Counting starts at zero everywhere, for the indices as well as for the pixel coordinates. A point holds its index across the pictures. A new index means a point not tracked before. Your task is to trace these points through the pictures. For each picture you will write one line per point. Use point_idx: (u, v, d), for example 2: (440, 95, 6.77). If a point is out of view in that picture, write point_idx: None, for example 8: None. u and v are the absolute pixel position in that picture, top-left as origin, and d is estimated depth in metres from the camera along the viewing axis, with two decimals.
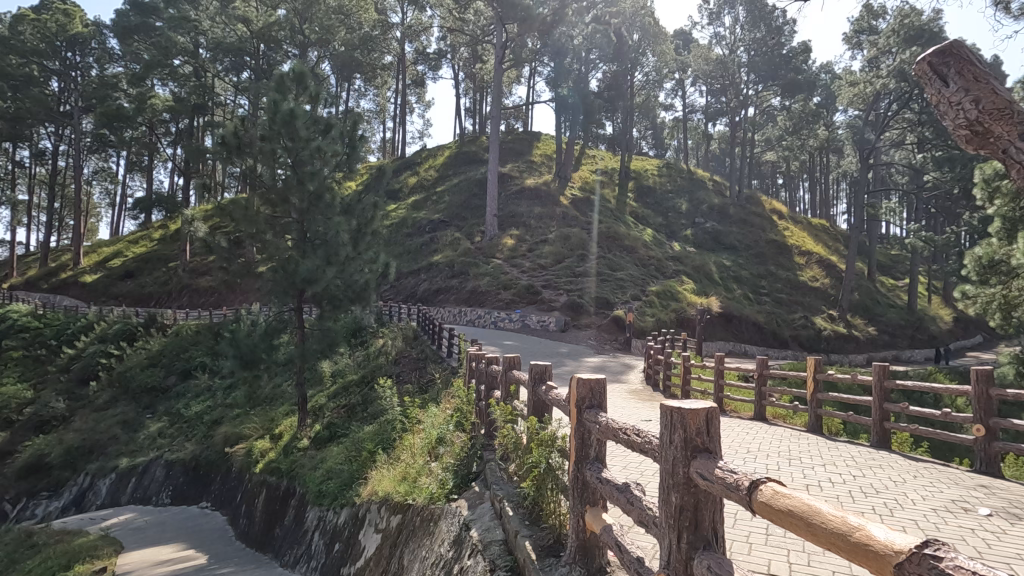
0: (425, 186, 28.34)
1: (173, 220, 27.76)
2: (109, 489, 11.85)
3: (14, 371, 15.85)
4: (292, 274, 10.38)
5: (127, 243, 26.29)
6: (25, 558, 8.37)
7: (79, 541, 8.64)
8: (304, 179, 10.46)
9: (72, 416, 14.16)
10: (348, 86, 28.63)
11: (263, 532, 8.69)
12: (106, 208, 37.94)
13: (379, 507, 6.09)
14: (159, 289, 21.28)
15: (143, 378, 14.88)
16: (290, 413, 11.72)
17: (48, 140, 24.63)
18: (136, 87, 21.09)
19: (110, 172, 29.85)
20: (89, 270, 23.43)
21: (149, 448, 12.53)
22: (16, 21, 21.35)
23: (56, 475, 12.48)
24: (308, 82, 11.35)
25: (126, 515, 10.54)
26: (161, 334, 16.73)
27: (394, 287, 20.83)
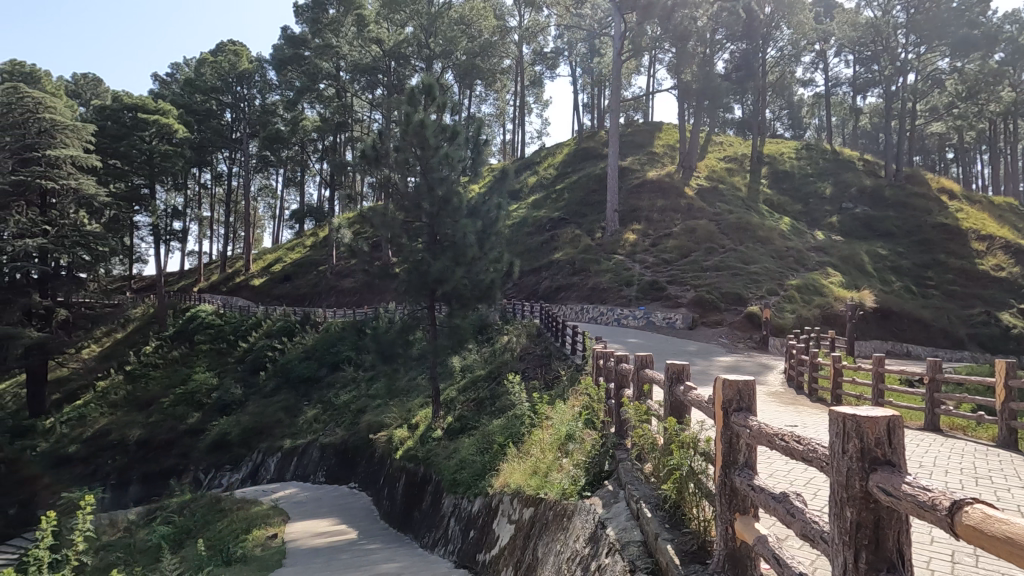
0: (545, 185, 28.67)
1: (322, 228, 30.99)
2: (277, 466, 13.61)
3: (203, 361, 18.72)
4: (425, 274, 11.07)
5: (286, 250, 29.82)
6: (215, 520, 9.86)
7: (255, 510, 9.99)
8: (434, 184, 11.09)
9: (247, 401, 16.39)
10: (470, 93, 29.85)
11: (404, 514, 9.40)
12: (268, 220, 43.35)
13: (512, 498, 6.28)
14: (312, 290, 23.84)
15: (301, 369, 16.80)
16: (424, 404, 12.54)
17: (225, 164, 28.73)
18: (290, 112, 23.84)
19: (271, 188, 34.09)
20: (257, 275, 26.96)
21: (307, 431, 14.14)
22: (199, 64, 25.17)
23: (236, 451, 14.54)
24: (436, 93, 11.99)
25: (290, 489, 12.01)
26: (314, 330, 18.75)
27: (517, 285, 21.35)
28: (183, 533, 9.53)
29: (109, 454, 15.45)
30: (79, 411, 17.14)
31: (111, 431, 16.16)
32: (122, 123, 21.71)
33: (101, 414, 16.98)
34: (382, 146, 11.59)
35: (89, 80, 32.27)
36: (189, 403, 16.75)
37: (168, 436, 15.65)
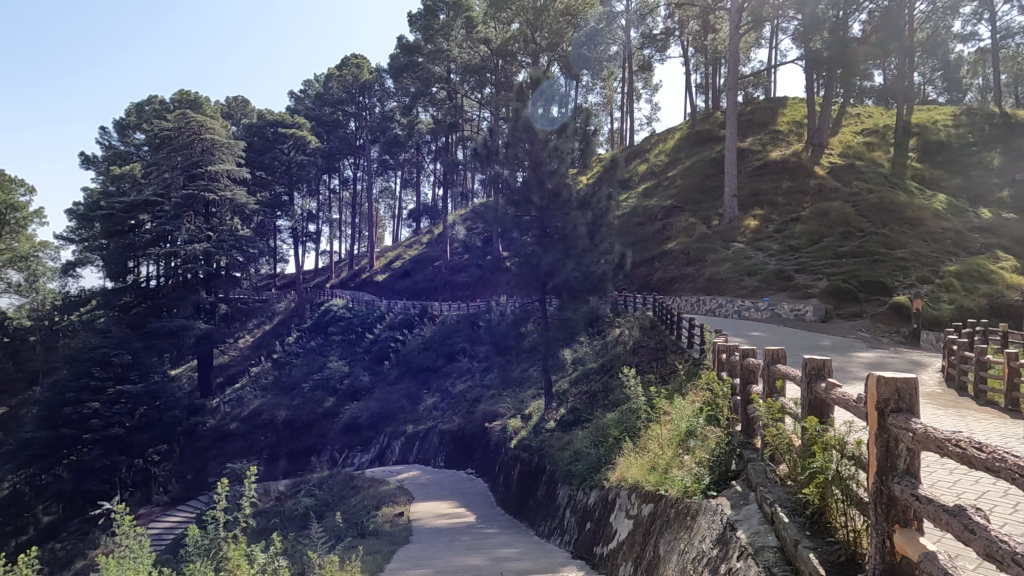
0: (656, 172, 27.68)
1: (437, 225, 32.58)
2: (402, 448, 14.61)
3: (336, 351, 20.52)
4: (536, 267, 11.19)
5: (405, 248, 31.74)
6: (349, 495, 10.82)
7: (383, 489, 10.80)
8: (544, 178, 11.17)
9: (374, 387, 17.74)
10: (577, 83, 29.61)
11: (520, 502, 9.64)
12: (388, 220, 46.38)
13: (630, 493, 6.18)
14: (428, 284, 25.16)
15: (421, 359, 17.82)
16: (537, 395, 12.73)
17: (350, 170, 31.16)
18: (406, 117, 25.19)
19: (391, 190, 36.43)
20: (380, 271, 29.00)
21: (428, 418, 14.99)
22: (327, 79, 27.46)
23: (366, 433, 15.83)
24: (544, 87, 12.06)
25: (413, 471, 12.83)
26: (432, 323, 19.80)
27: (628, 277, 20.91)
28: (323, 505, 10.56)
29: (262, 431, 17.53)
30: (238, 393, 19.61)
31: (263, 411, 18.29)
32: (266, 138, 24.41)
33: (255, 396, 19.30)
34: (492, 143, 11.90)
35: (239, 102, 36.59)
36: (325, 388, 18.45)
37: (309, 417, 17.39)
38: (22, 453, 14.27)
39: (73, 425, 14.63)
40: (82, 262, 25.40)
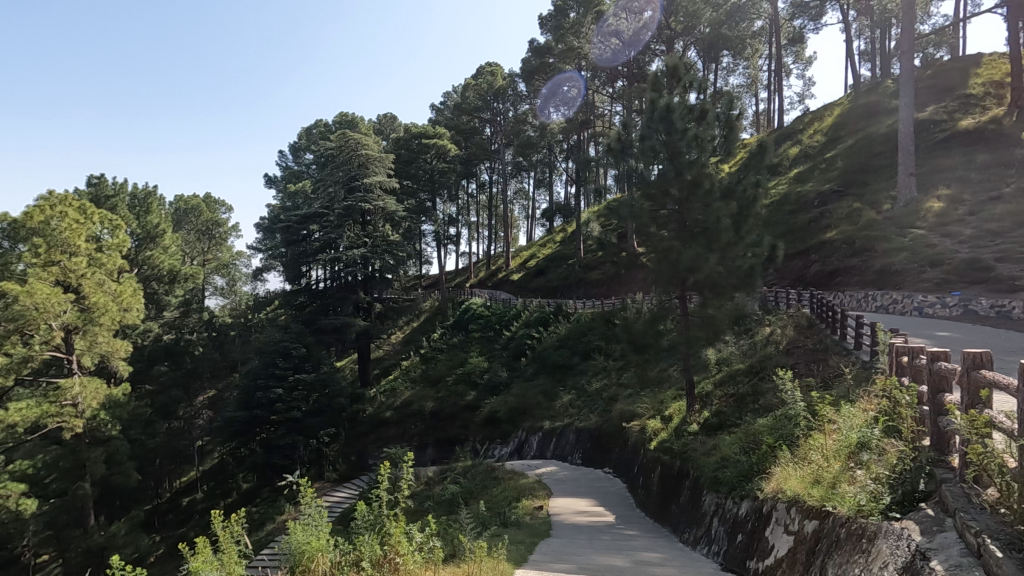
0: (811, 154, 25.02)
1: (570, 224, 32.71)
2: (539, 443, 14.89)
3: (476, 347, 21.53)
4: (676, 263, 10.68)
5: (539, 247, 32.34)
6: (491, 485, 11.28)
7: (523, 482, 11.08)
8: (682, 169, 10.65)
9: (512, 383, 18.29)
10: (717, 66, 27.81)
11: (662, 505, 9.32)
12: (523, 220, 47.69)
13: (788, 507, 5.67)
14: (563, 282, 25.36)
15: (556, 356, 18.01)
16: (678, 396, 12.19)
17: (486, 174, 32.51)
18: (539, 118, 25.53)
19: (525, 191, 37.34)
20: (516, 270, 29.90)
21: (564, 415, 15.11)
22: (464, 89, 28.92)
23: (505, 427, 16.41)
24: (680, 73, 11.51)
25: (551, 466, 13.03)
26: (567, 321, 19.91)
27: (778, 271, 19.18)
28: (467, 492, 11.12)
29: (412, 420, 19.03)
30: (392, 384, 21.46)
31: (413, 402, 19.81)
32: (411, 149, 26.36)
33: (406, 387, 20.98)
34: (627, 137, 11.62)
35: (388, 118, 40.02)
36: (467, 382, 19.45)
37: (453, 409, 18.47)
38: (227, 429, 17.00)
39: (263, 407, 17.09)
40: (267, 268, 29.60)
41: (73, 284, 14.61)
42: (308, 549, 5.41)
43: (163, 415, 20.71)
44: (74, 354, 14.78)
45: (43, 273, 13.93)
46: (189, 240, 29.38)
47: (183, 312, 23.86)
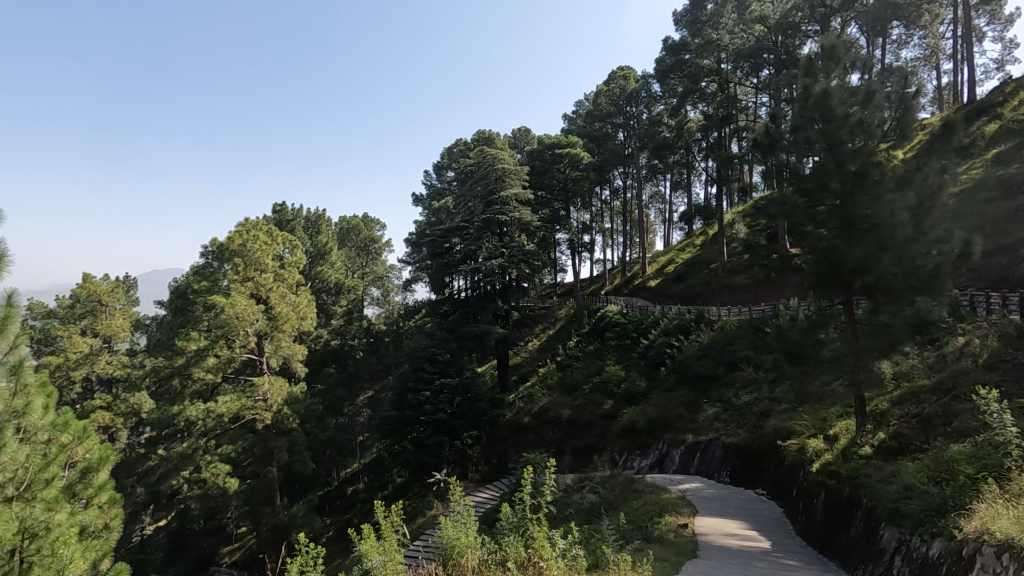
0: (1016, 130, 20.89)
1: (711, 226, 30.88)
2: (682, 458, 14.17)
3: (613, 355, 21.13)
4: (839, 264, 9.48)
5: (677, 251, 30.98)
6: (631, 498, 10.97)
7: (666, 497, 10.62)
8: (843, 160, 9.55)
9: (651, 393, 17.61)
10: (884, 40, 24.52)
11: (828, 536, 8.33)
12: (658, 224, 46.12)
13: (998, 553, 4.76)
14: (704, 288, 23.96)
15: (699, 366, 16.94)
16: (845, 414, 10.83)
17: (621, 180, 32.03)
18: (675, 118, 24.46)
19: (661, 195, 36.09)
20: (653, 276, 28.98)
21: (709, 429, 14.22)
22: (597, 96, 28.87)
23: (644, 439, 15.88)
24: (840, 53, 10.36)
25: (696, 483, 12.32)
26: (710, 329, 18.72)
27: (974, 271, 16.22)
28: (607, 503, 10.94)
29: (550, 427, 19.26)
30: (530, 390, 21.93)
31: (550, 409, 20.03)
32: (545, 160, 26.88)
33: (543, 394, 21.28)
34: (776, 130, 10.71)
35: (522, 132, 41.35)
36: (604, 391, 19.16)
37: (590, 418, 18.32)
38: (383, 427, 18.62)
39: (413, 408, 18.45)
40: (415, 279, 32.06)
41: (263, 296, 17.13)
42: (457, 544, 5.72)
43: (332, 412, 23.34)
44: (264, 356, 17.27)
45: (241, 287, 16.49)
46: (351, 255, 32.95)
47: (347, 319, 26.74)
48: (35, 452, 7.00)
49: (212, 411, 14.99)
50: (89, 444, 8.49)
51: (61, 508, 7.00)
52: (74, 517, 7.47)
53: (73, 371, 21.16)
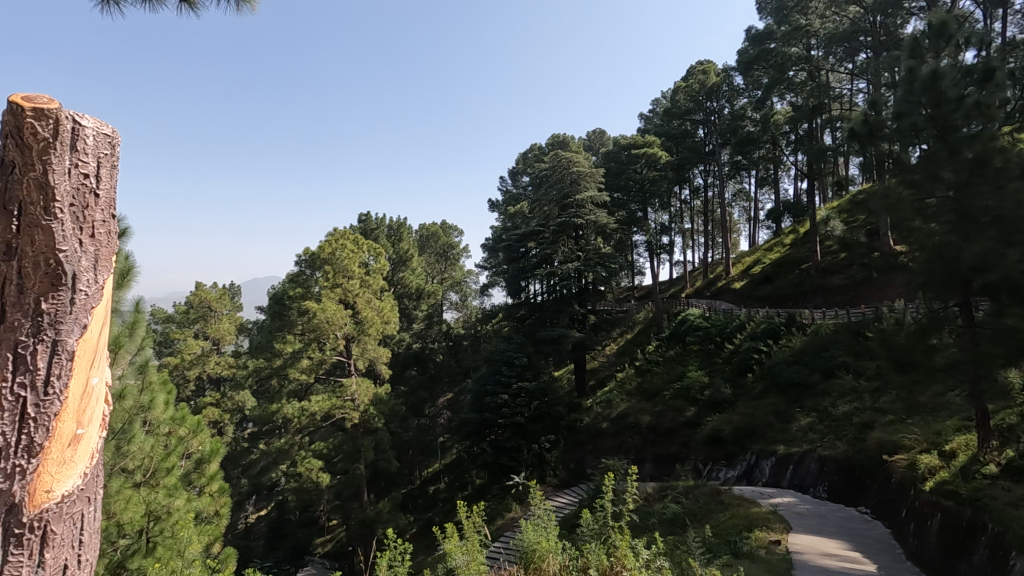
0: None
1: (802, 224, 28.94)
2: (772, 470, 13.34)
3: (696, 360, 20.23)
4: (954, 262, 8.45)
5: (764, 251, 29.33)
6: (717, 510, 10.49)
7: (756, 510, 10.04)
8: (957, 148, 8.56)
9: (737, 401, 16.67)
10: (1007, 11, 21.90)
11: (945, 562, 7.52)
12: (743, 223, 43.90)
13: None
14: (795, 290, 22.48)
15: (790, 373, 15.81)
16: (964, 429, 9.71)
17: (701, 178, 30.86)
18: (759, 111, 23.20)
19: (745, 192, 34.35)
20: (738, 278, 27.67)
21: (802, 440, 13.27)
22: (674, 93, 28.04)
23: (730, 449, 15.12)
24: (951, 30, 9.40)
25: (789, 498, 11.56)
26: (802, 333, 17.47)
27: None
28: (691, 514, 10.53)
29: (629, 433, 18.83)
30: (607, 396, 21.54)
31: (629, 415, 19.56)
32: (621, 161, 26.48)
33: (621, 400, 20.83)
34: (876, 118, 9.94)
35: (597, 134, 40.96)
36: (686, 398, 18.41)
37: (671, 425, 17.68)
38: (462, 429, 19.00)
39: (492, 411, 18.69)
40: (492, 283, 32.56)
41: (351, 302, 18.08)
42: (538, 548, 5.76)
43: (414, 413, 24.21)
44: (352, 358, 18.20)
45: (331, 294, 17.49)
46: (431, 262, 34.10)
47: (427, 323, 27.61)
48: (158, 443, 7.77)
49: (306, 409, 16.00)
50: (203, 437, 9.33)
51: (179, 495, 7.74)
52: (190, 503, 8.24)
53: (187, 370, 23.39)
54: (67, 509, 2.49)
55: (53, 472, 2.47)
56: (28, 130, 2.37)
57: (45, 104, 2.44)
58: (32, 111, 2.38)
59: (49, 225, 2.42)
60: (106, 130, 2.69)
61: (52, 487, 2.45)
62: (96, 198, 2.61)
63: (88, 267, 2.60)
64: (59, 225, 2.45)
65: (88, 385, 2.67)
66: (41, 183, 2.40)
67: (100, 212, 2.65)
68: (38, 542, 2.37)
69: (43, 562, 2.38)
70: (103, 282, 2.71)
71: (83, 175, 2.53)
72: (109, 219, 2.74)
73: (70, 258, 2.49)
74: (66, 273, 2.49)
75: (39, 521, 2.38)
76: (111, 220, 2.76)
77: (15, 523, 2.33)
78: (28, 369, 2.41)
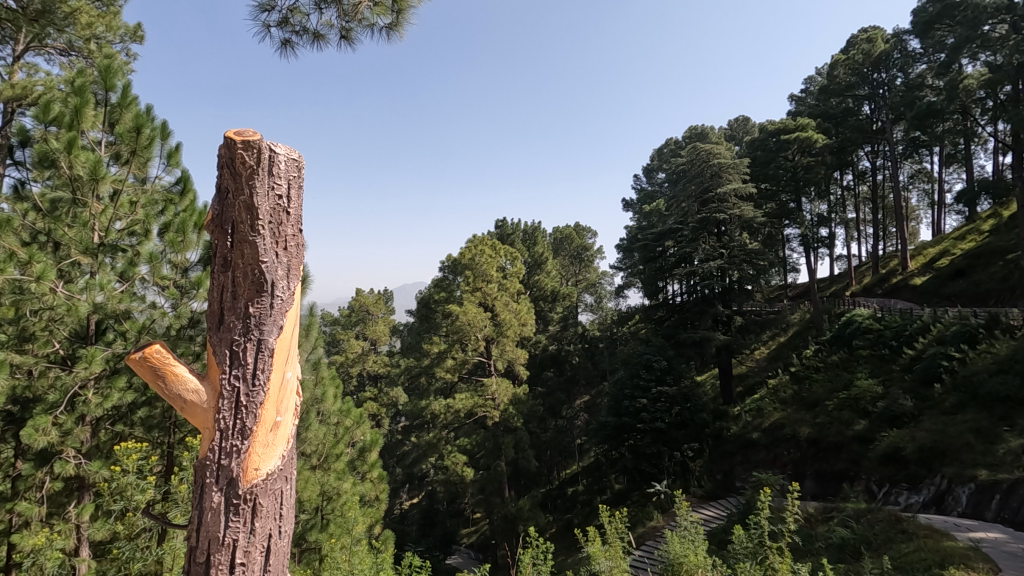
0: None
1: (1007, 206, 24.00)
2: (972, 500, 11.19)
3: (866, 366, 17.64)
4: None
5: (954, 240, 24.90)
6: (898, 540, 9.04)
7: (950, 544, 8.51)
8: None
9: (922, 415, 14.17)
10: None
11: None
12: (924, 208, 37.76)
13: None
14: (1000, 287, 18.66)
15: (994, 384, 12.99)
16: None
17: (867, 160, 27.11)
18: (943, 77, 19.62)
19: (927, 172, 29.36)
20: (919, 272, 23.92)
21: (1013, 466, 10.91)
22: (833, 68, 25.09)
23: (914, 470, 13.01)
24: None
25: (996, 534, 9.62)
26: (1010, 337, 14.34)
27: None
28: (865, 541, 9.26)
29: (786, 446, 17.16)
30: (758, 404, 19.80)
31: (785, 425, 17.75)
32: (769, 149, 24.28)
33: (775, 409, 18.98)
34: None
35: (740, 122, 38.06)
36: (855, 409, 16.13)
37: (836, 440, 15.65)
38: (600, 432, 18.75)
39: (630, 416, 18.20)
40: (628, 284, 31.75)
41: (490, 304, 18.85)
42: (686, 560, 5.49)
43: (552, 414, 24.48)
44: (492, 359, 18.92)
45: (472, 297, 18.36)
46: (565, 264, 34.30)
47: (563, 325, 27.62)
48: (329, 431, 8.73)
49: (451, 406, 17.00)
50: (365, 428, 10.32)
51: (346, 478, 8.62)
52: (355, 487, 9.15)
53: (351, 367, 26.11)
54: (271, 485, 2.89)
55: (260, 452, 2.89)
56: (238, 159, 2.80)
57: (250, 136, 2.86)
58: (241, 143, 2.80)
59: (254, 240, 2.85)
60: (295, 156, 3.07)
61: (260, 465, 2.87)
62: (289, 216, 3.00)
63: (283, 275, 3.00)
64: (261, 239, 2.86)
65: (285, 378, 3.08)
66: (247, 204, 2.83)
67: (291, 228, 3.03)
68: (249, 512, 2.78)
69: (254, 530, 2.78)
70: (294, 288, 3.10)
71: (278, 196, 2.93)
72: (299, 234, 3.13)
73: (269, 269, 2.90)
74: (266, 281, 2.90)
75: (251, 494, 2.80)
76: (301, 233, 3.15)
77: (233, 494, 2.77)
78: (241, 363, 2.87)
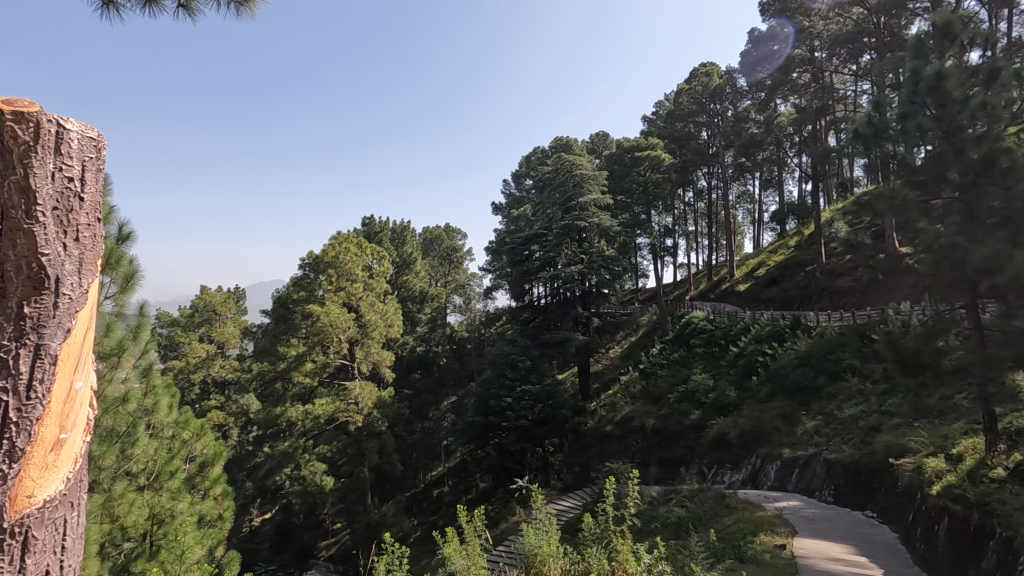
0: None
1: (807, 226, 28.68)
2: (778, 474, 13.09)
3: (700, 363, 19.96)
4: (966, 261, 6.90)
5: (769, 254, 29.15)
6: (723, 514, 10.29)
7: (761, 514, 9.90)
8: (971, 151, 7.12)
9: (742, 404, 16.33)
10: None
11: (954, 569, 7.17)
12: (748, 225, 43.69)
13: None
14: (801, 293, 22.21)
15: (796, 376, 15.45)
16: (971, 432, 9.22)
17: (705, 180, 30.56)
18: (763, 113, 22.78)
19: (750, 193, 33.96)
20: (742, 280, 27.61)
21: (808, 444, 12.98)
22: (678, 95, 27.88)
23: (736, 452, 14.93)
24: (959, 29, 7.79)
25: (795, 502, 11.37)
26: (807, 335, 17.12)
27: None
28: (696, 518, 10.42)
29: (634, 436, 18.71)
30: (612, 399, 21.38)
31: (634, 417, 19.35)
32: (624, 164, 26.30)
33: (626, 403, 20.63)
34: (881, 118, 8.86)
35: (600, 136, 40.85)
36: (691, 401, 18.17)
37: (676, 429, 17.47)
38: (467, 432, 18.93)
39: (496, 415, 18.62)
40: (495, 286, 32.45)
41: (354, 305, 18.10)
42: (540, 552, 5.70)
43: (419, 416, 24.18)
44: (356, 361, 18.17)
45: (334, 297, 17.41)
46: (434, 265, 34.16)
47: (431, 327, 27.40)
48: (162, 446, 7.80)
49: (309, 413, 15.95)
50: (205, 441, 9.34)
51: (183, 497, 7.74)
52: (194, 506, 8.24)
53: (192, 374, 23.41)
54: (48, 514, 2.52)
55: (36, 477, 2.48)
56: (7, 132, 2.36)
57: (26, 108, 2.45)
58: (11, 113, 2.38)
59: (30, 229, 2.41)
60: (90, 134, 2.72)
61: (35, 492, 2.47)
62: (80, 202, 2.62)
63: (72, 270, 2.61)
64: (41, 227, 2.44)
65: (71, 389, 2.69)
66: (21, 185, 2.39)
67: (83, 216, 2.66)
68: (20, 548, 2.38)
69: (24, 568, 2.40)
70: (86, 285, 2.71)
71: (66, 178, 2.54)
72: (94, 223, 2.76)
73: (52, 262, 2.49)
74: (48, 277, 2.49)
75: (21, 527, 2.39)
76: (96, 224, 2.76)
77: None
78: (9, 372, 2.39)
